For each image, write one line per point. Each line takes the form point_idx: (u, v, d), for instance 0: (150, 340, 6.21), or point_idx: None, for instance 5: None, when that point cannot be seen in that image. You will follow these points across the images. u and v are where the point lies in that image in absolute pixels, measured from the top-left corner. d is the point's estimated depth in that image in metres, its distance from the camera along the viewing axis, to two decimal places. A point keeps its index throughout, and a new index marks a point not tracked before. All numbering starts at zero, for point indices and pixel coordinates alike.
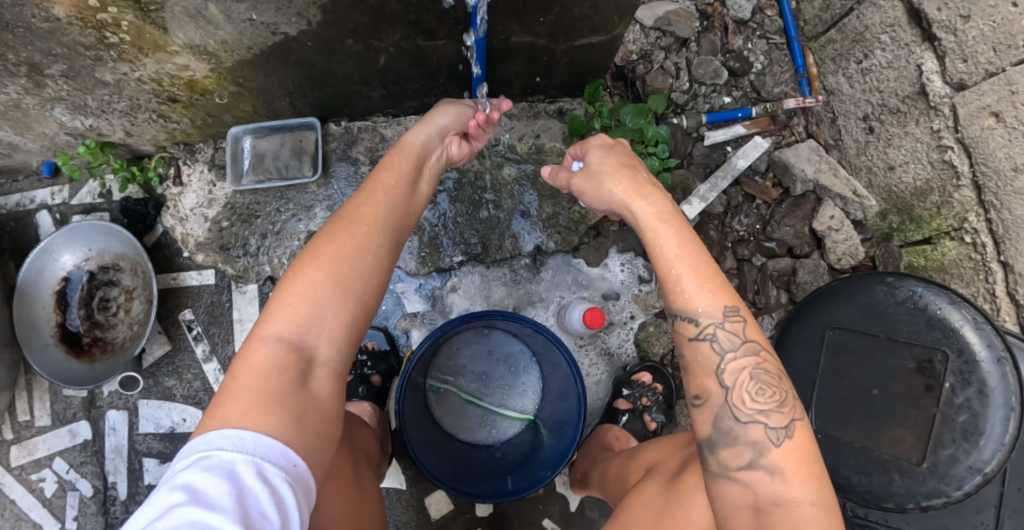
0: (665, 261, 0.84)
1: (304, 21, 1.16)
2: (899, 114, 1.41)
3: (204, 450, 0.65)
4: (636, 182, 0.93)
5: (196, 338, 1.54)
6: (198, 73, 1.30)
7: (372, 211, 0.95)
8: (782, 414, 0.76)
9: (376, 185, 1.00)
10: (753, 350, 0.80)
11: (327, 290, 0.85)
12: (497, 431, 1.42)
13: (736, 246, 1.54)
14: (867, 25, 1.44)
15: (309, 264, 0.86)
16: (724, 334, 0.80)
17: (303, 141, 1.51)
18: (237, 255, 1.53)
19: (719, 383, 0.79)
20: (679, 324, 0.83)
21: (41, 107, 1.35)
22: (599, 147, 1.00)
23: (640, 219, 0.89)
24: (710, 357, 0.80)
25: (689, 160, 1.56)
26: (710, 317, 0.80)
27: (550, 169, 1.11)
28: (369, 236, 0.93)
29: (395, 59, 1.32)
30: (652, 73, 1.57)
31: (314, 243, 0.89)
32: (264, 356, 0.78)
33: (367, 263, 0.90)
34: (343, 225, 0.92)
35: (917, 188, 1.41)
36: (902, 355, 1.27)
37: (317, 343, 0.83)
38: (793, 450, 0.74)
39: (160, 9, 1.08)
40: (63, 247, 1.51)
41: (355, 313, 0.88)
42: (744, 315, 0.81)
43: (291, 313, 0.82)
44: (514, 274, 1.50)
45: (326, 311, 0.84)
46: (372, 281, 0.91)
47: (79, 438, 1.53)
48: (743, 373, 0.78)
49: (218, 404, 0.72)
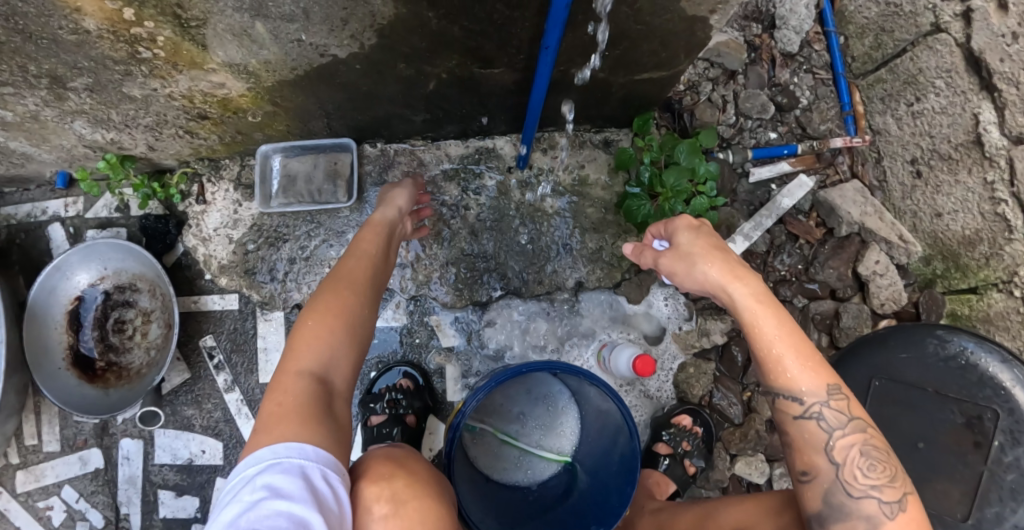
0: (767, 344, 0.86)
1: (356, 44, 1.09)
2: (950, 161, 1.39)
3: (270, 458, 0.70)
4: (729, 263, 0.90)
5: (217, 367, 1.46)
6: (233, 91, 1.22)
7: (360, 268, 1.06)
8: (894, 487, 0.82)
9: (355, 247, 1.10)
10: (859, 427, 0.85)
11: (340, 335, 0.94)
12: (533, 472, 1.39)
13: (778, 286, 1.52)
14: (921, 69, 1.42)
15: (320, 315, 0.95)
16: (831, 412, 0.85)
17: (339, 164, 1.45)
18: (263, 280, 1.46)
19: (829, 459, 0.85)
20: (783, 403, 0.87)
21: (60, 120, 1.26)
22: (687, 228, 0.97)
23: (738, 300, 0.88)
24: (817, 434, 0.85)
25: (733, 196, 1.54)
26: (815, 397, 0.85)
27: (632, 247, 1.06)
28: (363, 293, 1.03)
29: (445, 85, 1.25)
30: (699, 105, 1.53)
31: (314, 300, 0.98)
32: (299, 385, 0.84)
33: (365, 314, 1.00)
34: (342, 282, 1.02)
35: (965, 237, 1.39)
36: (949, 410, 1.26)
37: (336, 378, 0.90)
38: (908, 524, 0.80)
39: (201, 26, 1.00)
40: (78, 265, 1.43)
41: (360, 354, 0.97)
42: (847, 392, 0.85)
43: (315, 352, 0.90)
44: (555, 309, 1.45)
45: (341, 351, 0.92)
46: (369, 329, 1.01)
47: (91, 466, 1.46)
48: (853, 449, 0.84)
49: (264, 428, 0.77)
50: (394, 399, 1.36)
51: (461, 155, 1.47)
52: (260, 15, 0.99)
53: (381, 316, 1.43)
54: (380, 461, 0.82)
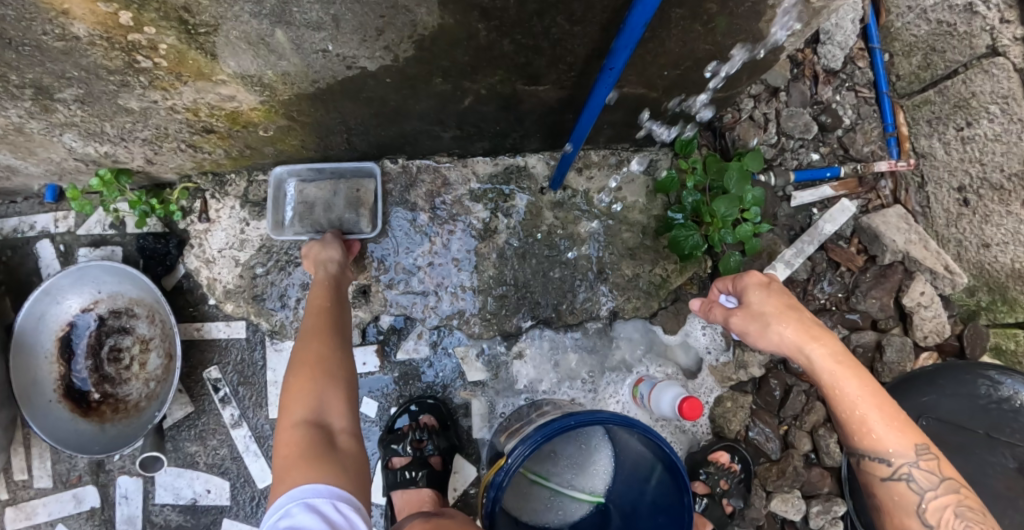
0: (850, 406, 0.85)
1: (389, 56, 0.97)
2: (1002, 191, 1.33)
3: (287, 504, 0.73)
4: (803, 322, 0.89)
5: (223, 400, 1.34)
6: (244, 104, 1.09)
7: (321, 319, 1.05)
8: None
9: (311, 305, 1.09)
10: (952, 486, 0.84)
11: (321, 382, 0.94)
12: (565, 513, 1.31)
13: (819, 315, 1.45)
14: (974, 92, 1.35)
15: (298, 371, 0.95)
16: (920, 473, 0.84)
17: (360, 190, 1.33)
18: (272, 307, 1.34)
19: (923, 522, 0.84)
20: (869, 464, 0.87)
21: (48, 132, 1.12)
22: (757, 287, 0.95)
23: (815, 360, 0.86)
24: (908, 496, 0.85)
25: (773, 221, 1.46)
26: (903, 458, 0.84)
27: (700, 304, 1.07)
28: (330, 338, 1.02)
29: (481, 102, 1.14)
30: (741, 123, 1.44)
31: (292, 357, 0.99)
32: (296, 436, 0.85)
33: (341, 358, 1.00)
34: (310, 335, 1.02)
35: (1015, 271, 1.34)
36: (1002, 454, 1.23)
37: (332, 419, 0.90)
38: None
39: (212, 33, 0.88)
40: (70, 289, 1.31)
41: (349, 390, 0.97)
42: (937, 450, 0.84)
43: (303, 404, 0.90)
44: (588, 340, 1.37)
45: (327, 396, 0.93)
46: (349, 366, 1.01)
47: (85, 505, 1.34)
48: (947, 510, 0.83)
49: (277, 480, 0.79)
50: (419, 439, 1.27)
51: (490, 173, 1.35)
52: (281, 22, 0.87)
53: (401, 348, 1.34)
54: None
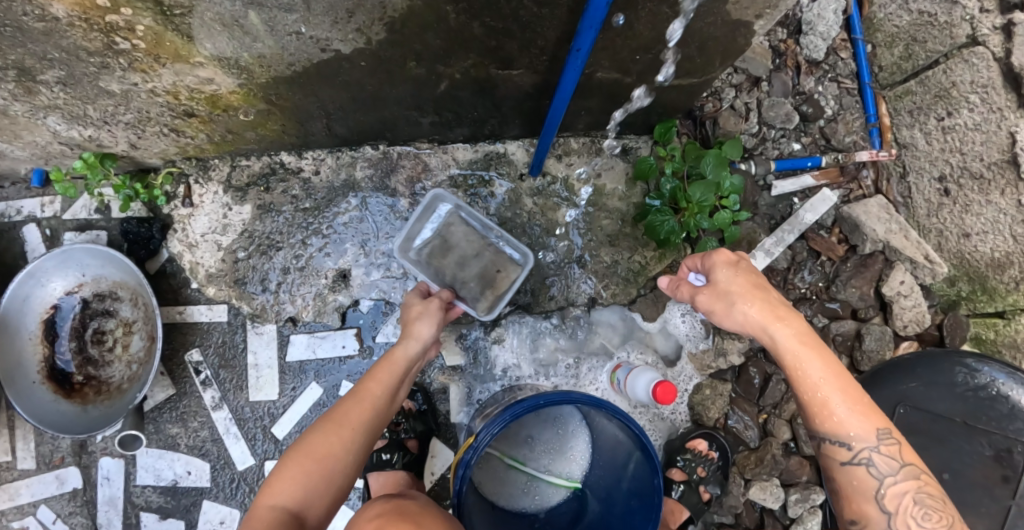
0: (812, 390, 0.85)
1: (363, 38, 0.98)
2: (982, 180, 1.33)
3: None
4: (770, 303, 0.90)
5: (204, 383, 1.36)
6: (223, 87, 1.09)
7: (360, 411, 0.94)
8: None
9: (364, 384, 0.98)
10: (912, 473, 0.85)
11: (315, 483, 0.86)
12: (541, 498, 1.31)
13: (799, 304, 1.46)
14: (954, 82, 1.35)
15: (301, 455, 0.88)
16: (880, 457, 0.85)
17: (501, 272, 1.25)
18: (254, 291, 1.35)
19: (881, 508, 0.85)
20: (830, 447, 0.87)
21: (31, 115, 1.14)
22: (725, 265, 0.94)
23: (780, 342, 0.87)
24: (868, 481, 0.86)
25: (754, 209, 1.47)
26: (865, 442, 0.85)
27: (668, 282, 1.06)
28: (354, 437, 0.92)
29: (458, 86, 1.15)
30: (722, 112, 1.45)
31: (306, 434, 0.91)
32: (265, 525, 0.79)
33: (352, 461, 0.91)
34: (338, 420, 0.92)
35: (994, 260, 1.34)
36: (979, 442, 1.22)
37: (307, 522, 0.83)
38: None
39: (186, 14, 0.88)
40: (54, 271, 1.32)
41: (340, 495, 0.89)
42: (898, 436, 0.85)
43: (290, 490, 0.84)
44: (566, 326, 1.38)
45: (316, 495, 0.86)
46: (356, 469, 0.92)
47: (68, 486, 1.36)
48: (905, 496, 0.84)
49: None
50: (396, 421, 1.30)
51: (470, 160, 1.37)
52: (254, 4, 0.87)
53: (381, 331, 1.37)
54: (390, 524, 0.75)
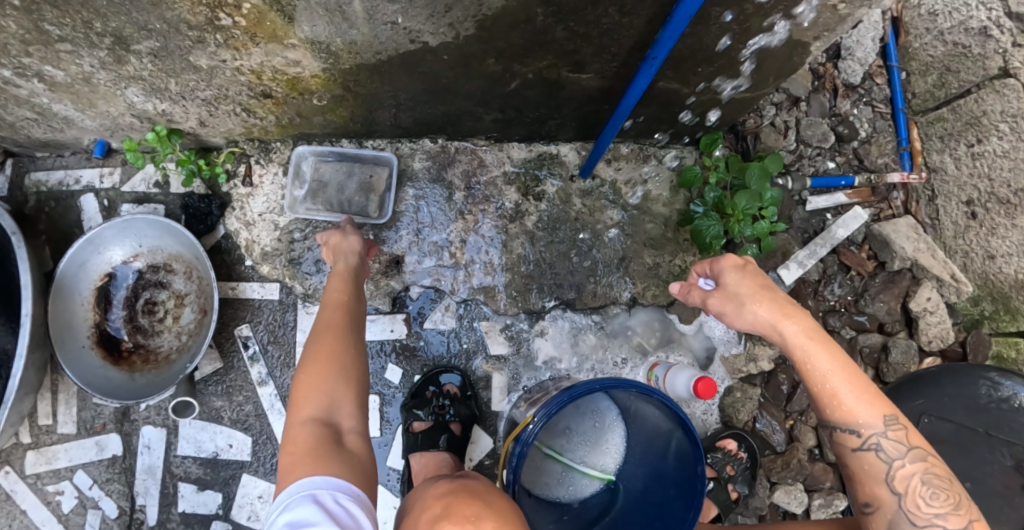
0: (819, 376, 0.78)
1: (452, 33, 1.04)
2: (1008, 205, 1.40)
3: (286, 500, 0.77)
4: (777, 301, 0.84)
5: (252, 358, 1.39)
6: (306, 71, 1.15)
7: (335, 316, 1.07)
8: (961, 516, 0.74)
9: (329, 299, 1.11)
10: (920, 455, 0.77)
11: (332, 382, 0.97)
12: (575, 489, 1.34)
13: (828, 316, 1.51)
14: (985, 111, 1.42)
15: (310, 368, 0.98)
16: (889, 443, 0.77)
17: (374, 176, 1.38)
18: (307, 271, 1.40)
19: (892, 490, 0.77)
20: (839, 435, 0.80)
21: (113, 85, 1.18)
22: (733, 269, 0.88)
23: (785, 330, 0.81)
24: (877, 465, 0.78)
25: (789, 223, 1.53)
26: (872, 428, 0.77)
27: (678, 286, 0.97)
28: (345, 337, 1.04)
29: (527, 86, 1.21)
30: (763, 129, 1.52)
31: (307, 352, 1.01)
32: (306, 434, 0.88)
33: (355, 356, 1.03)
34: (322, 333, 1.04)
35: (1018, 281, 1.40)
36: (1000, 452, 1.28)
37: (341, 419, 0.94)
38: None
39: None
40: (113, 240, 1.35)
41: (358, 386, 1.00)
42: (907, 420, 0.77)
43: (314, 401, 0.94)
44: (607, 324, 1.43)
45: (338, 394, 0.96)
46: (362, 364, 1.04)
47: (107, 453, 1.37)
48: (914, 478, 0.77)
49: (284, 476, 0.83)
50: (441, 404, 1.32)
51: (524, 159, 1.43)
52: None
53: (429, 319, 1.41)
54: (462, 503, 0.70)
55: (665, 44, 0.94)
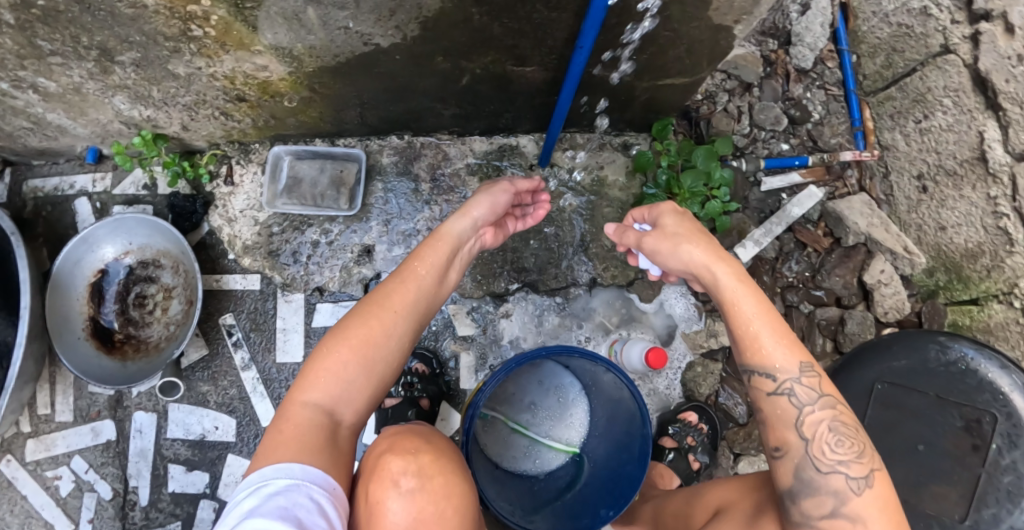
0: (742, 319, 0.84)
1: (400, 35, 1.12)
2: (955, 176, 1.45)
3: (258, 483, 0.70)
4: (713, 247, 0.93)
5: (236, 344, 1.48)
6: (274, 74, 1.25)
7: (402, 295, 0.96)
8: (862, 463, 0.77)
9: (403, 269, 1.00)
10: (830, 403, 0.81)
11: (354, 371, 0.87)
12: (541, 461, 1.40)
13: (785, 292, 1.56)
14: (929, 87, 1.48)
15: (342, 344, 0.88)
16: (801, 389, 0.81)
17: (344, 171, 1.45)
18: (286, 262, 1.49)
19: (799, 435, 0.80)
20: (756, 379, 0.84)
21: (101, 94, 1.29)
22: (672, 213, 1.00)
23: (720, 275, 0.89)
24: (789, 411, 0.82)
25: (745, 203, 1.59)
26: (787, 373, 0.82)
27: (613, 229, 1.05)
28: (395, 323, 0.93)
29: (478, 81, 1.29)
30: (716, 114, 1.59)
31: (346, 322, 0.92)
32: (304, 412, 0.81)
33: (396, 349, 0.92)
34: (374, 307, 0.93)
35: (968, 250, 1.45)
36: (952, 414, 1.31)
37: (344, 412, 0.86)
38: (875, 501, 0.74)
39: (256, 8, 1.01)
40: (105, 238, 1.46)
41: (379, 384, 0.91)
42: (819, 370, 0.83)
43: (324, 384, 0.86)
44: (569, 304, 1.49)
45: (354, 384, 0.87)
46: (397, 361, 0.93)
47: (102, 438, 1.47)
48: (821, 425, 0.80)
49: (262, 453, 0.77)
50: (410, 382, 1.41)
51: (485, 151, 1.52)
52: (314, 2, 1.01)
53: None
54: (403, 438, 0.79)
55: (591, 33, 1.02)
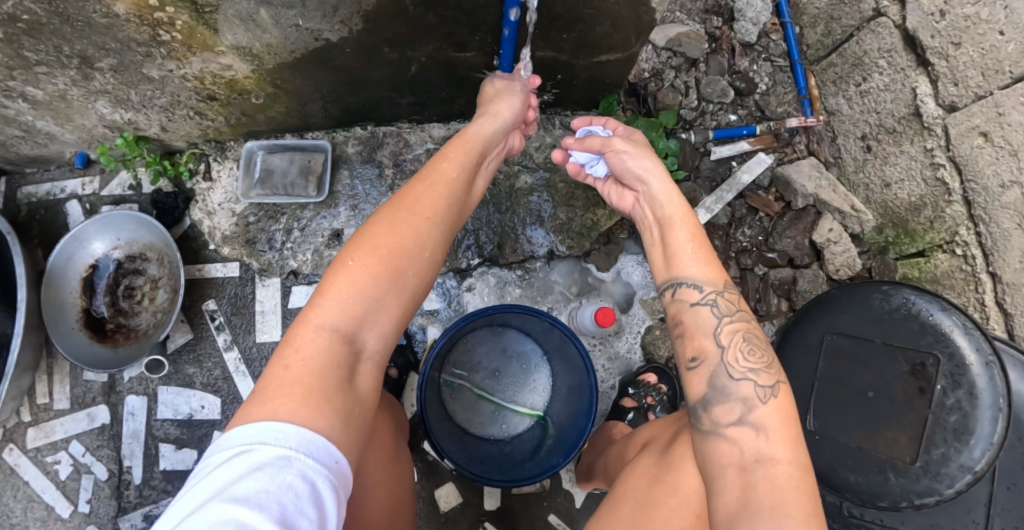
0: (679, 236, 1.00)
1: (346, 29, 1.21)
2: (895, 134, 1.50)
3: (252, 445, 0.67)
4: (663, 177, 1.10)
5: (218, 328, 1.60)
6: (239, 73, 1.33)
7: (431, 205, 1.01)
8: (769, 373, 0.83)
9: (432, 180, 1.05)
10: (744, 318, 0.90)
11: (381, 285, 0.90)
12: (507, 426, 1.46)
13: (740, 255, 1.63)
14: (866, 51, 1.53)
15: (367, 257, 0.90)
16: (722, 301, 0.91)
17: (312, 161, 1.56)
18: (262, 249, 1.60)
19: (716, 343, 0.87)
20: (683, 292, 0.94)
21: (85, 99, 1.39)
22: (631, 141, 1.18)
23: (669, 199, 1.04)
24: (708, 320, 0.90)
25: (696, 173, 1.66)
26: (712, 287, 0.93)
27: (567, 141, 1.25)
28: (425, 234, 0.98)
29: (426, 69, 1.39)
30: (662, 90, 1.67)
31: (372, 233, 0.94)
32: (319, 347, 0.82)
33: (422, 262, 0.96)
34: (401, 218, 0.96)
35: (911, 204, 1.49)
36: (897, 360, 1.28)
37: (366, 332, 0.88)
38: (776, 409, 0.80)
39: (214, 11, 1.11)
40: (95, 235, 1.57)
41: (404, 304, 0.93)
42: (738, 291, 0.94)
43: (344, 306, 0.86)
44: (528, 275, 1.58)
45: (379, 300, 0.90)
46: (423, 276, 0.97)
47: (97, 422, 1.57)
48: (737, 335, 0.88)
49: (269, 389, 0.75)
50: None
51: (443, 136, 1.63)
52: (264, 2, 1.10)
53: None
54: None
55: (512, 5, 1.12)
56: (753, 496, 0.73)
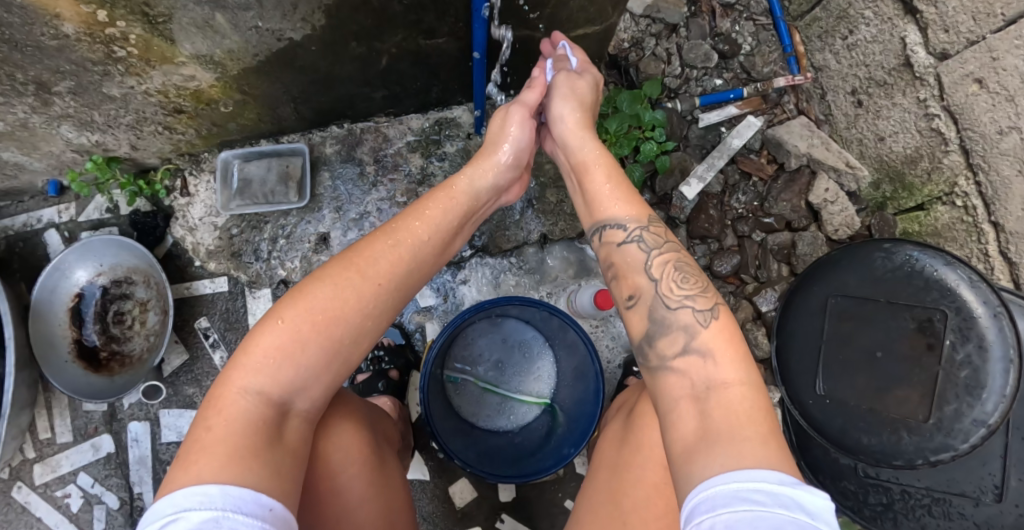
0: (597, 178, 1.04)
1: (308, 26, 1.15)
2: (886, 86, 1.44)
3: (173, 513, 0.62)
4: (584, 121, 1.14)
5: (213, 345, 1.58)
6: (203, 83, 1.27)
7: (388, 262, 0.90)
8: (706, 297, 0.82)
9: (395, 234, 0.93)
10: (672, 248, 0.91)
11: (313, 350, 0.81)
12: (516, 416, 1.44)
13: (736, 223, 1.60)
14: (850, 2, 1.47)
15: (303, 321, 0.81)
16: (649, 235, 0.93)
17: (289, 166, 1.51)
18: (249, 260, 1.57)
19: (649, 277, 0.87)
20: (609, 233, 0.97)
21: (47, 126, 1.32)
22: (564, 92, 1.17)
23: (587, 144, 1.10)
24: (637, 256, 0.91)
25: (685, 142, 1.63)
26: (637, 224, 0.95)
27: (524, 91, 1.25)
28: (373, 300, 0.87)
29: (397, 60, 1.34)
30: (644, 60, 1.63)
31: (313, 291, 0.83)
32: (241, 411, 0.75)
33: (363, 326, 0.85)
34: (350, 275, 0.85)
35: (907, 156, 1.45)
36: (903, 317, 1.24)
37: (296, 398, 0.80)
38: (718, 331, 0.78)
39: (168, 21, 1.04)
40: (76, 263, 1.53)
41: (341, 370, 0.85)
42: (664, 223, 0.96)
43: (269, 371, 0.78)
44: (523, 262, 1.54)
45: (310, 370, 0.81)
46: (363, 341, 0.86)
47: (102, 452, 1.55)
48: (668, 266, 0.88)
49: (190, 457, 0.69)
50: (377, 356, 1.51)
51: (422, 127, 1.58)
52: (219, 7, 1.04)
53: None
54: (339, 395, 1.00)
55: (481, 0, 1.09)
56: (711, 426, 0.69)
